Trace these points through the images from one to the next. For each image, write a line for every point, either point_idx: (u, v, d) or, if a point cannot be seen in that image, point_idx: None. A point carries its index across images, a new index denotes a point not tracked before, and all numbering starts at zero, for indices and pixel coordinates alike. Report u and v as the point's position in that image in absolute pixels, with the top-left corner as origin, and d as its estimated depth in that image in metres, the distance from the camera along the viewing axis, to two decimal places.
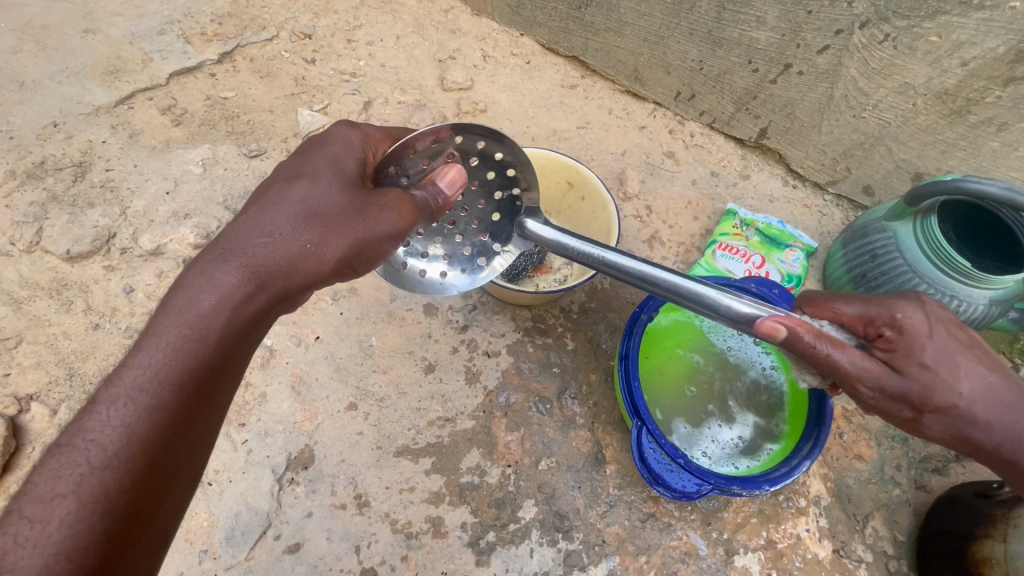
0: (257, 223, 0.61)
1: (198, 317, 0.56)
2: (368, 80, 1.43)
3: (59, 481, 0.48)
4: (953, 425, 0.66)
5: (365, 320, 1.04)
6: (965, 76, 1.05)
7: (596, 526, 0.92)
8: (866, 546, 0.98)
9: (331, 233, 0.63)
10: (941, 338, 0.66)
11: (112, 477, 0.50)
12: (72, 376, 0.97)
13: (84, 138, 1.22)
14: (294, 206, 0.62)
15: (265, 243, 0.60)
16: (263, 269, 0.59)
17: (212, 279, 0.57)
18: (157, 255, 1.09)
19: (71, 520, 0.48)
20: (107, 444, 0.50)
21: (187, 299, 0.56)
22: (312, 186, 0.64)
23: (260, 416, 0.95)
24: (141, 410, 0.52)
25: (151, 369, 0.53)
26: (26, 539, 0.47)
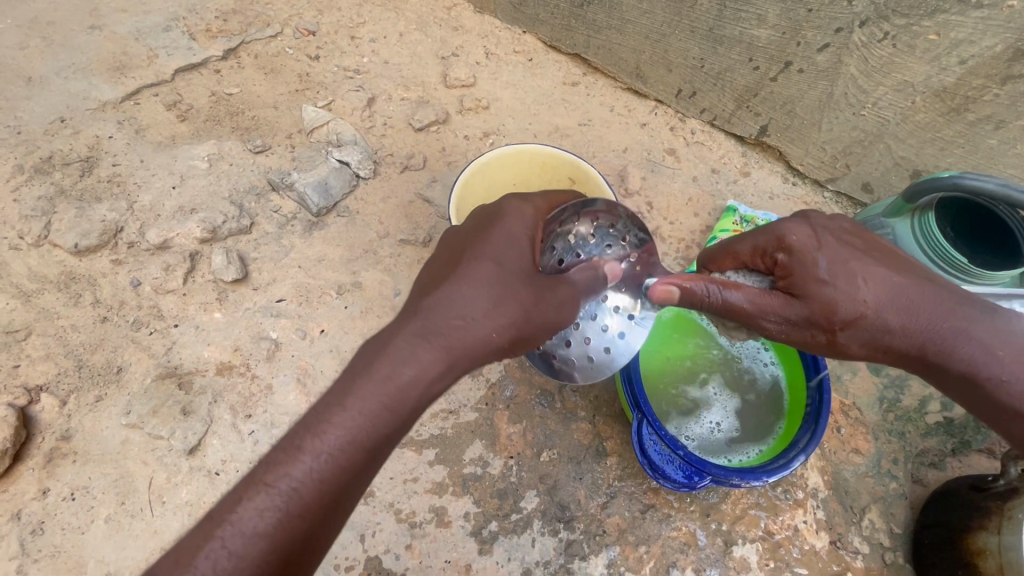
0: (455, 299, 0.61)
1: (394, 393, 0.57)
2: (372, 77, 1.44)
3: (259, 521, 0.52)
4: (868, 337, 0.70)
5: (369, 314, 1.10)
6: (964, 74, 1.06)
7: (596, 516, 0.94)
8: (863, 538, 0.99)
9: (519, 321, 0.63)
10: (828, 251, 0.70)
11: (297, 527, 0.53)
12: (81, 367, 0.99)
13: (90, 133, 1.24)
14: (491, 288, 0.62)
15: (461, 324, 0.60)
16: (457, 352, 0.60)
17: (410, 355, 0.58)
18: (163, 249, 1.10)
19: (259, 560, 0.52)
20: (305, 494, 0.54)
21: (388, 369, 0.57)
22: (508, 269, 0.64)
23: (267, 408, 0.99)
24: (332, 468, 0.55)
25: (348, 434, 0.56)
26: (221, 567, 0.50)
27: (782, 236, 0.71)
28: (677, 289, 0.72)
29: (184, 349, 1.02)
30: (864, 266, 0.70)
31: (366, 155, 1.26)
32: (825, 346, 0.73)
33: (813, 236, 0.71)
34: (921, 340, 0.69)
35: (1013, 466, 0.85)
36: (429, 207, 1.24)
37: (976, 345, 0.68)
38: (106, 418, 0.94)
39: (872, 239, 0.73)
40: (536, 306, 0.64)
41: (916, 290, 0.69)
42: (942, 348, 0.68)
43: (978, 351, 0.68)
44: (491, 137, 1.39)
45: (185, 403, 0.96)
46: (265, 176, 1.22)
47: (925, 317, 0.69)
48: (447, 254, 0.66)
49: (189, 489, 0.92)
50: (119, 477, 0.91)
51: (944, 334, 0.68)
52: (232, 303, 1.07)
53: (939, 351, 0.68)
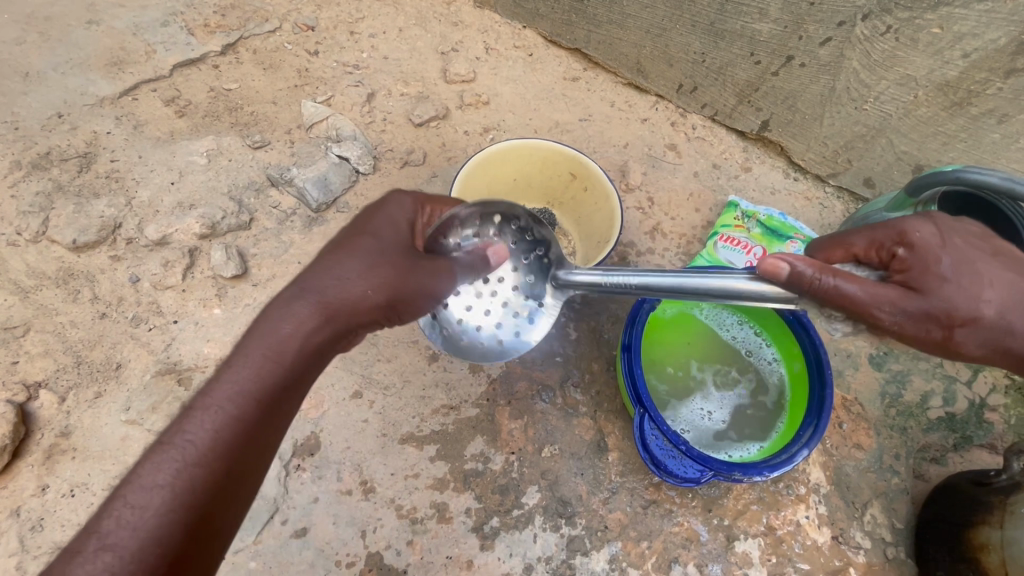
0: (333, 263, 0.61)
1: (277, 346, 0.56)
2: (371, 72, 1.43)
3: (158, 473, 0.50)
4: (986, 338, 0.61)
5: None
6: (967, 67, 1.05)
7: (598, 512, 0.93)
8: (865, 533, 0.99)
9: (400, 279, 0.62)
10: (955, 248, 0.62)
11: (190, 480, 0.50)
12: (80, 364, 0.98)
13: (88, 129, 1.23)
14: (367, 252, 0.62)
15: (339, 280, 0.59)
16: (337, 306, 0.59)
17: (290, 311, 0.57)
18: (162, 245, 1.10)
19: (159, 512, 0.48)
20: (201, 445, 0.51)
21: (267, 326, 0.56)
22: (385, 238, 0.65)
23: None
24: (224, 422, 0.53)
25: (233, 391, 0.53)
26: (124, 522, 0.48)
27: (904, 230, 0.64)
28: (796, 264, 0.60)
29: (184, 345, 1.01)
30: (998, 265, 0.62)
31: (366, 151, 1.25)
32: (931, 344, 0.63)
33: (941, 231, 0.63)
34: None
35: (1017, 460, 0.85)
36: None
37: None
38: (105, 415, 0.94)
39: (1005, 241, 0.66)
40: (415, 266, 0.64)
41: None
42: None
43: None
44: (491, 132, 1.39)
45: (185, 399, 0.95)
46: (265, 172, 1.21)
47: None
48: (334, 241, 0.68)
49: None
50: (119, 474, 0.90)
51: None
52: (232, 299, 1.07)
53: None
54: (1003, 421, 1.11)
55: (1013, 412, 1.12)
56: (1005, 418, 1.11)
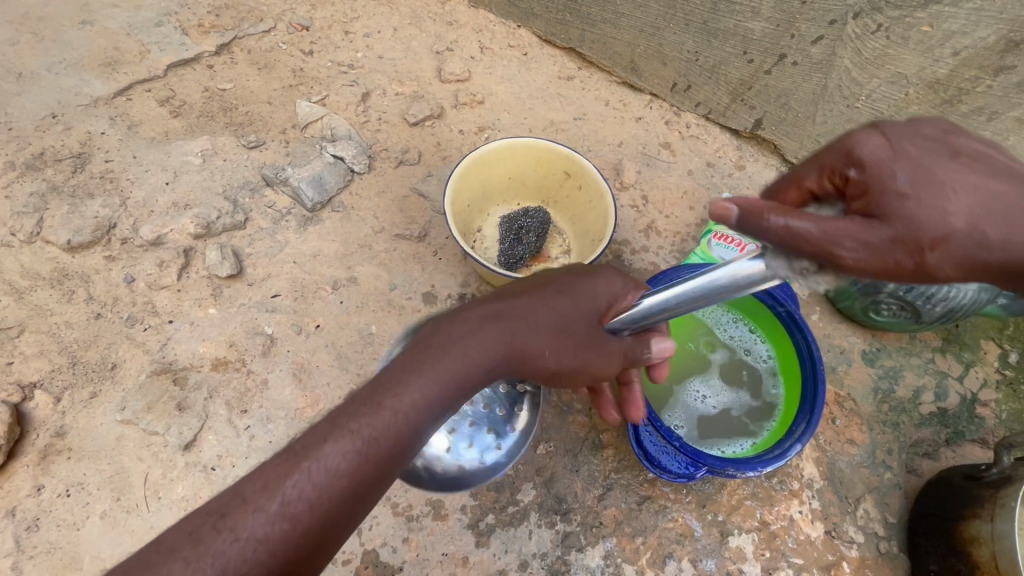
0: (529, 316, 0.64)
1: (457, 377, 0.59)
2: (366, 72, 1.43)
3: (338, 459, 0.53)
4: (961, 255, 0.53)
5: (365, 308, 1.09)
6: (957, 65, 1.06)
7: (593, 508, 0.94)
8: (858, 527, 1.00)
9: (577, 351, 0.64)
10: (910, 157, 0.54)
11: (355, 484, 0.54)
12: (75, 364, 0.98)
13: (82, 129, 1.23)
14: (555, 312, 0.64)
15: (529, 332, 0.63)
16: (512, 353, 0.63)
17: (476, 344, 0.61)
18: (157, 245, 1.10)
19: (326, 499, 0.53)
20: (382, 447, 0.55)
21: (457, 354, 0.60)
22: (585, 308, 0.66)
23: (262, 403, 0.97)
24: (402, 433, 0.56)
25: (406, 407, 0.57)
26: (299, 493, 0.52)
27: (850, 149, 0.56)
28: (739, 210, 0.55)
29: (179, 344, 1.01)
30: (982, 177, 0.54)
31: (360, 150, 1.25)
32: (907, 276, 0.54)
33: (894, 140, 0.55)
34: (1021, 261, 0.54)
35: (1006, 455, 0.87)
36: (424, 201, 1.23)
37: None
38: (101, 415, 0.94)
39: (968, 138, 0.58)
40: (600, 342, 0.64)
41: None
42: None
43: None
44: (485, 132, 1.39)
45: (181, 398, 0.95)
46: (260, 172, 1.21)
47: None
48: (528, 282, 0.69)
49: (184, 485, 0.90)
50: (113, 474, 0.90)
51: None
52: (227, 298, 1.07)
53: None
54: (993, 416, 1.12)
55: (1003, 407, 1.13)
56: (995, 413, 1.13)
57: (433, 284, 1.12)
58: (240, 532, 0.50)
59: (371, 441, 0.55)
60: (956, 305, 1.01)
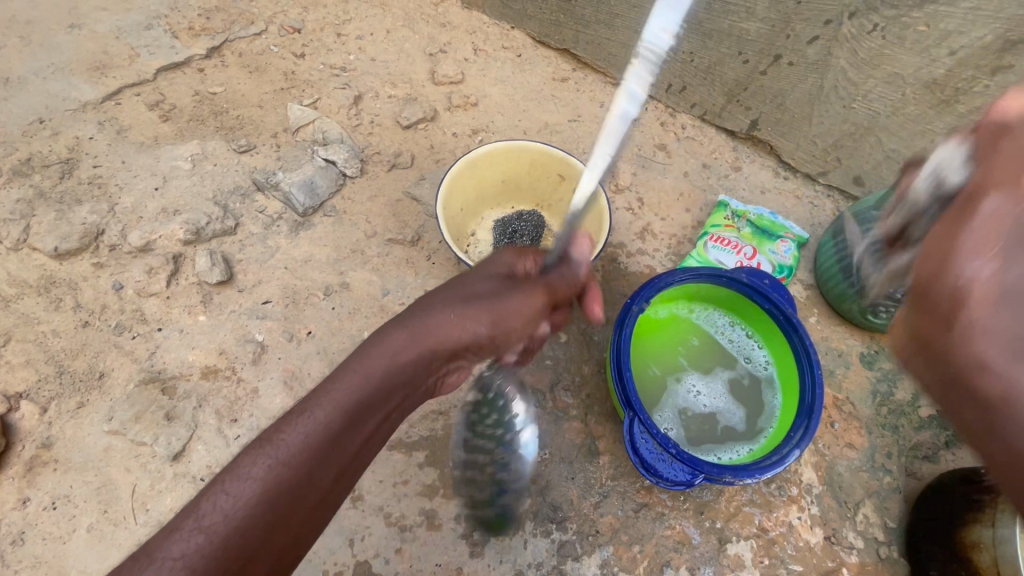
0: (434, 304, 0.65)
1: (368, 368, 0.59)
2: (358, 75, 1.42)
3: (253, 468, 0.53)
4: None
5: (358, 314, 1.07)
6: (954, 65, 1.05)
7: (590, 516, 0.92)
8: (857, 533, 0.99)
9: (486, 310, 0.65)
10: None
11: (274, 489, 0.53)
12: (62, 373, 0.96)
13: (70, 134, 1.21)
14: (461, 293, 0.66)
15: (441, 319, 0.63)
16: (425, 337, 0.62)
17: (390, 348, 0.61)
18: (146, 251, 1.08)
19: (247, 508, 0.52)
20: (295, 445, 0.55)
21: (366, 349, 0.61)
22: (489, 282, 0.68)
23: (253, 412, 0.96)
24: (314, 428, 0.56)
25: (326, 412, 0.57)
26: (220, 509, 0.51)
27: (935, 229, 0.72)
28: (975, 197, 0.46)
29: (168, 353, 1.00)
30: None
31: (352, 154, 1.24)
32: None
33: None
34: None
35: None
36: (417, 205, 1.22)
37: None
38: (88, 425, 0.92)
39: None
40: (507, 300, 0.66)
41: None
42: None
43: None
44: (479, 134, 1.38)
45: (169, 408, 0.93)
46: (250, 177, 1.20)
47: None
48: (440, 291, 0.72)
49: (173, 496, 0.89)
50: (100, 486, 0.88)
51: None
52: (217, 305, 1.05)
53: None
54: None
55: None
56: None
57: (427, 289, 1.11)
58: (170, 554, 0.49)
59: (292, 450, 0.55)
60: None
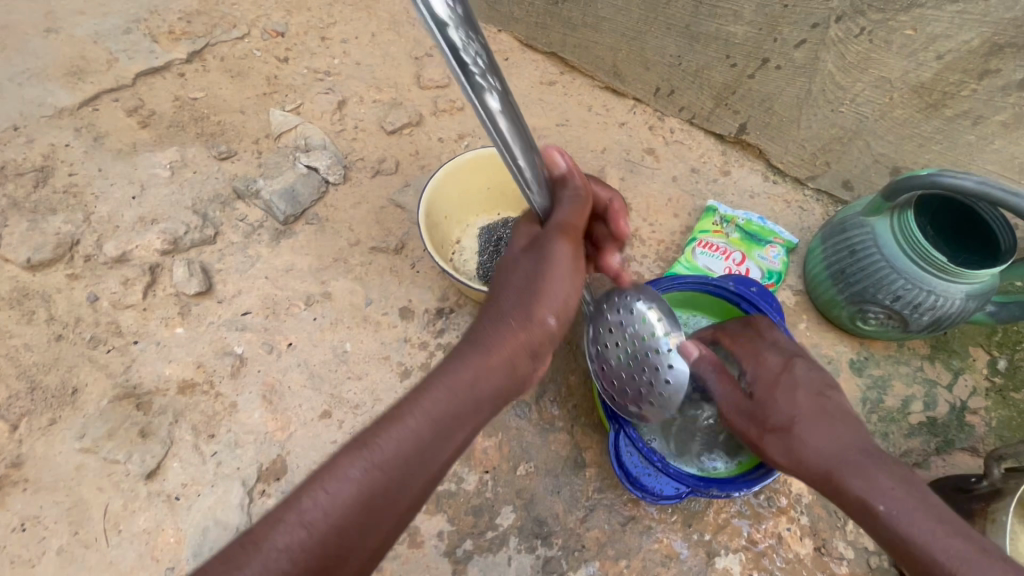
0: (505, 295, 0.65)
1: (458, 378, 0.60)
2: (342, 79, 1.40)
3: (352, 470, 0.55)
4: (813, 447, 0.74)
5: (340, 325, 1.05)
6: (941, 69, 1.04)
7: (575, 531, 0.91)
8: (848, 543, 0.96)
9: (550, 295, 0.64)
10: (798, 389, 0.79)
11: (371, 494, 0.54)
12: (34, 389, 0.94)
13: (46, 142, 1.18)
14: (512, 285, 0.65)
15: (495, 319, 0.63)
16: (505, 345, 0.62)
17: (456, 364, 0.62)
18: (122, 262, 1.06)
19: (347, 507, 0.53)
20: (393, 452, 0.56)
21: (452, 364, 0.61)
22: (526, 259, 0.67)
23: (231, 427, 0.94)
24: (407, 437, 0.57)
25: (406, 419, 0.58)
26: (320, 502, 0.53)
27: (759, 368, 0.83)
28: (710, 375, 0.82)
29: (144, 366, 0.97)
30: (809, 394, 0.78)
31: (335, 160, 1.22)
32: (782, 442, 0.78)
33: (785, 366, 0.82)
34: (828, 467, 0.71)
35: (997, 467, 0.90)
36: (402, 212, 1.20)
37: (881, 480, 0.68)
38: (60, 442, 0.90)
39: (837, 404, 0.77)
40: (554, 274, 0.65)
41: (858, 431, 0.74)
42: (850, 473, 0.69)
43: (883, 480, 0.68)
44: (465, 139, 1.36)
45: (144, 424, 0.91)
46: (231, 185, 1.18)
47: (854, 433, 0.74)
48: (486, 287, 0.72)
49: (147, 516, 0.86)
50: (72, 506, 0.86)
51: (857, 455, 0.71)
52: (196, 317, 1.03)
53: (838, 482, 0.70)
54: (983, 424, 1.11)
55: (993, 414, 1.12)
56: (985, 421, 1.11)
57: (410, 299, 1.08)
58: (273, 544, 0.51)
59: (378, 453, 0.56)
60: (943, 316, 0.99)
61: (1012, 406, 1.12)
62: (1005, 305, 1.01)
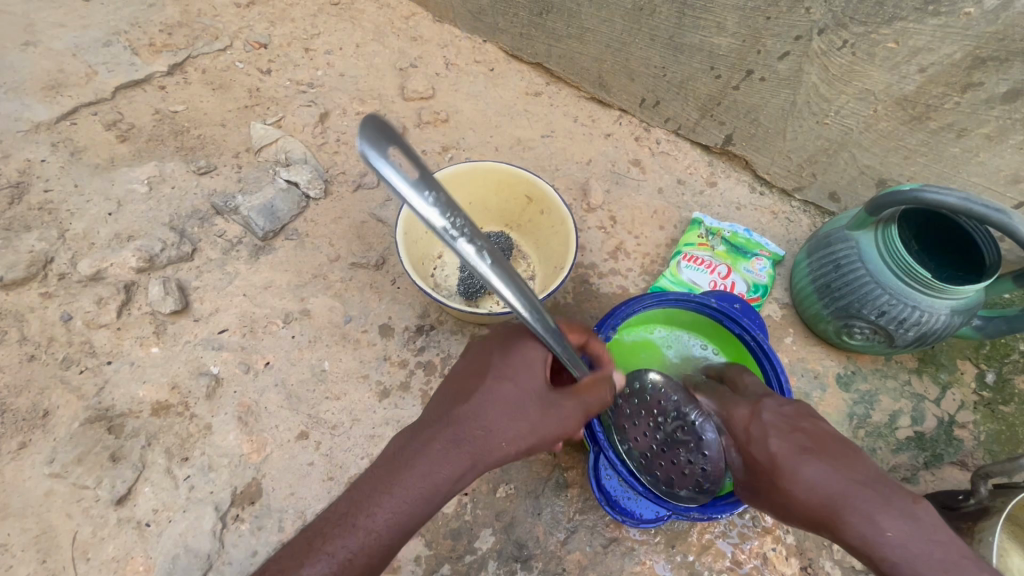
0: (481, 411, 0.67)
1: (426, 487, 0.65)
2: (326, 91, 1.39)
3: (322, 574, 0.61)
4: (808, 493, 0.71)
5: (318, 343, 1.03)
6: (924, 82, 1.03)
7: (556, 554, 0.89)
8: (834, 562, 0.94)
9: (535, 425, 0.67)
10: (770, 430, 0.77)
11: None
12: (3, 412, 0.92)
13: (21, 157, 1.16)
14: (505, 403, 0.67)
15: (480, 436, 0.66)
16: (476, 462, 0.66)
17: (428, 475, 0.65)
18: (96, 280, 1.04)
19: None
20: (360, 556, 0.62)
21: (422, 472, 0.65)
22: (512, 391, 0.67)
23: (205, 450, 0.92)
24: (376, 539, 0.63)
25: (377, 526, 0.64)
26: None
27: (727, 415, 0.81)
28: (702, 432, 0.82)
29: (117, 388, 0.95)
30: (785, 434, 0.76)
31: (316, 174, 1.20)
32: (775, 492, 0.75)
33: (753, 412, 0.79)
34: (822, 515, 0.69)
35: (984, 484, 0.89)
36: (383, 227, 1.18)
37: (877, 521, 0.66)
38: (28, 468, 0.87)
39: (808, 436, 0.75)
40: (536, 412, 0.67)
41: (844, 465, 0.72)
42: (849, 515, 0.67)
43: (879, 519, 0.66)
44: (450, 151, 1.34)
45: (115, 448, 0.89)
46: (210, 200, 1.16)
47: (841, 468, 0.71)
48: (468, 365, 0.71)
49: (116, 544, 0.84)
50: (40, 533, 0.83)
51: (850, 495, 0.69)
52: (172, 336, 1.01)
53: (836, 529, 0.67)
54: (972, 438, 1.10)
55: (982, 428, 1.11)
56: (974, 435, 1.10)
57: (390, 316, 1.07)
58: None
59: (346, 560, 0.62)
60: (928, 331, 0.98)
61: (1001, 420, 1.11)
62: (991, 320, 1.00)
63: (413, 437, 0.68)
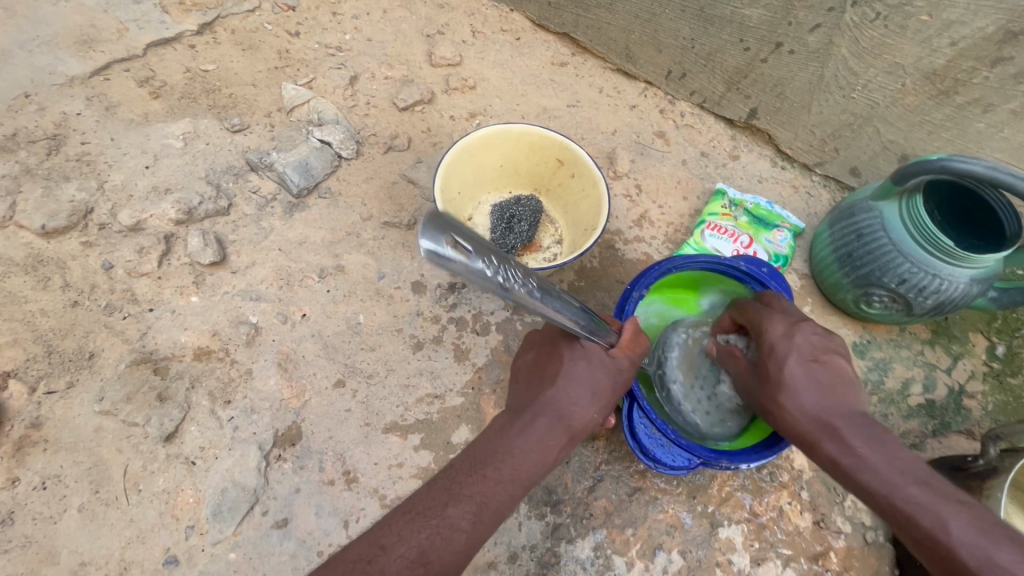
0: (570, 382, 0.72)
1: (536, 451, 0.69)
2: (355, 55, 1.39)
3: (462, 520, 0.63)
4: (793, 407, 0.71)
5: (352, 297, 1.06)
6: (954, 56, 1.05)
7: (584, 500, 0.93)
8: (846, 517, 0.98)
9: (615, 397, 0.74)
10: (792, 346, 0.73)
11: (465, 538, 0.63)
12: (51, 353, 0.94)
13: (57, 110, 1.17)
14: (589, 379, 0.72)
15: (575, 410, 0.71)
16: (572, 429, 0.71)
17: (541, 441, 0.69)
18: (137, 230, 1.06)
19: (454, 550, 0.62)
20: (492, 506, 0.65)
21: (531, 437, 0.69)
22: (591, 367, 0.72)
23: (246, 394, 0.95)
24: (503, 494, 0.66)
25: (504, 477, 0.67)
26: (426, 545, 0.61)
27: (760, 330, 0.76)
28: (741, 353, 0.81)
29: (160, 333, 0.98)
30: (804, 363, 0.71)
31: (348, 135, 1.22)
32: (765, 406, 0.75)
33: (787, 330, 0.74)
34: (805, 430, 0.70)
35: (993, 446, 0.93)
36: (414, 188, 1.21)
37: (866, 452, 0.66)
38: (78, 405, 0.91)
39: (835, 359, 0.72)
40: (613, 385, 0.73)
41: (851, 397, 0.70)
42: (827, 438, 0.68)
43: (860, 444, 0.66)
44: (477, 118, 1.36)
45: (162, 389, 0.92)
46: (244, 157, 1.18)
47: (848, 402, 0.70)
48: (539, 353, 0.77)
49: (166, 477, 0.88)
50: (92, 466, 0.87)
51: (839, 422, 0.68)
52: (210, 286, 1.04)
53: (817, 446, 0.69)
54: (980, 407, 1.14)
55: (990, 398, 1.14)
56: (982, 405, 1.14)
57: (423, 273, 1.10)
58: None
59: (482, 504, 0.65)
60: (947, 300, 1.01)
61: (1009, 390, 1.15)
62: (1007, 291, 1.02)
63: (515, 412, 0.72)
